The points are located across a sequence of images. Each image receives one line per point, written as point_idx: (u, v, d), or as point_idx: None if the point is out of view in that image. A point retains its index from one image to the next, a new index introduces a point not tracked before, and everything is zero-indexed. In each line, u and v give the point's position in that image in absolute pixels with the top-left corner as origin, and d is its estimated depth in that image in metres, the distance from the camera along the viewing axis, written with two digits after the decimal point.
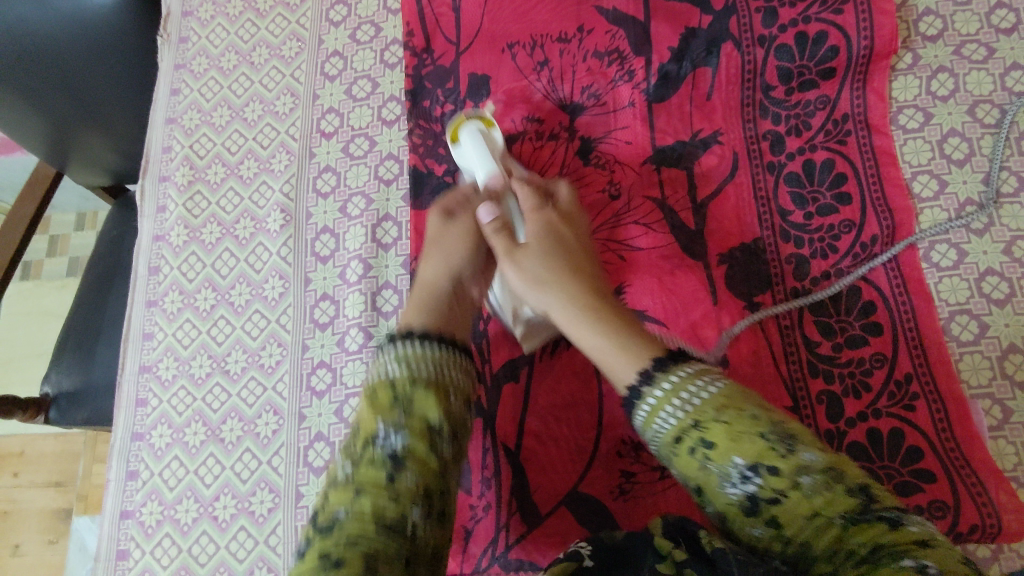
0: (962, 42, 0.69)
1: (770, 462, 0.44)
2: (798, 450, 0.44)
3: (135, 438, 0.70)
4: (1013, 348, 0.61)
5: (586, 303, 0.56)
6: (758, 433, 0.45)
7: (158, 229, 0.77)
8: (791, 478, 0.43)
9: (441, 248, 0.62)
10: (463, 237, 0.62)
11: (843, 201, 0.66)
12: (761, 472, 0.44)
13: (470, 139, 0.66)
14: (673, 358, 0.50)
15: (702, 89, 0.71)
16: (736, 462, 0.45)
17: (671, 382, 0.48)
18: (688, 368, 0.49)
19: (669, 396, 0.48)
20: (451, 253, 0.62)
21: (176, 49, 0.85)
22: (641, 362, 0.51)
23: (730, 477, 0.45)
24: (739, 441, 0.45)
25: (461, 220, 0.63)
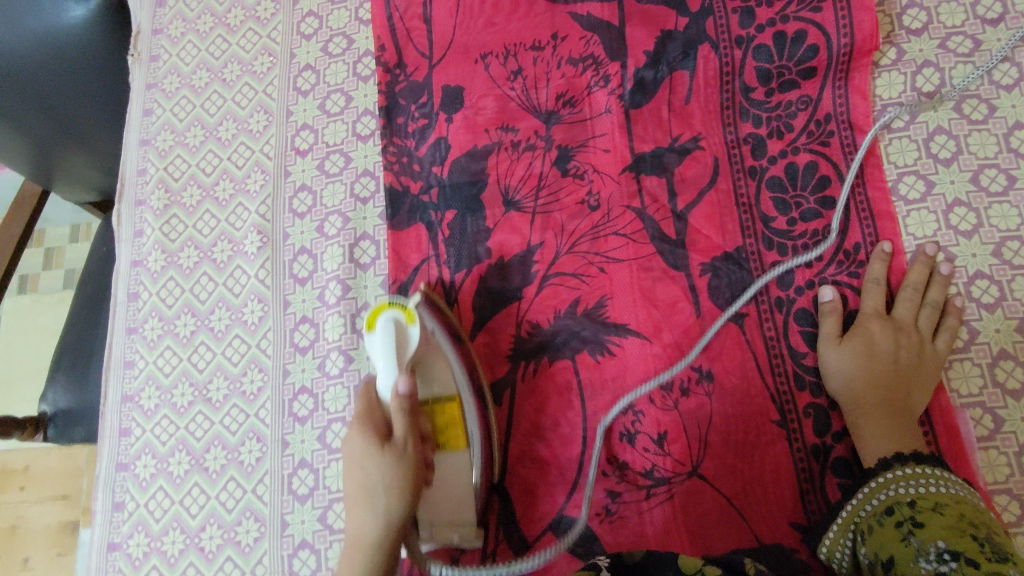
0: (947, 34, 0.67)
1: (975, 555, 0.46)
2: (1008, 562, 0.46)
3: (120, 468, 0.70)
4: (1004, 355, 0.60)
5: (882, 407, 0.58)
6: (970, 534, 0.48)
7: (136, 254, 0.77)
8: (986, 570, 0.45)
9: (372, 496, 0.53)
10: (392, 498, 0.53)
11: (828, 205, 0.65)
12: (961, 558, 0.46)
13: (383, 346, 0.57)
14: (883, 465, 0.55)
15: (679, 93, 0.69)
16: (938, 543, 0.48)
17: (870, 487, 0.54)
18: (896, 472, 0.54)
19: (870, 496, 0.54)
20: (384, 508, 0.53)
21: (147, 68, 0.83)
22: (903, 447, 0.56)
23: (928, 555, 0.48)
24: (952, 533, 0.48)
25: (390, 453, 0.54)
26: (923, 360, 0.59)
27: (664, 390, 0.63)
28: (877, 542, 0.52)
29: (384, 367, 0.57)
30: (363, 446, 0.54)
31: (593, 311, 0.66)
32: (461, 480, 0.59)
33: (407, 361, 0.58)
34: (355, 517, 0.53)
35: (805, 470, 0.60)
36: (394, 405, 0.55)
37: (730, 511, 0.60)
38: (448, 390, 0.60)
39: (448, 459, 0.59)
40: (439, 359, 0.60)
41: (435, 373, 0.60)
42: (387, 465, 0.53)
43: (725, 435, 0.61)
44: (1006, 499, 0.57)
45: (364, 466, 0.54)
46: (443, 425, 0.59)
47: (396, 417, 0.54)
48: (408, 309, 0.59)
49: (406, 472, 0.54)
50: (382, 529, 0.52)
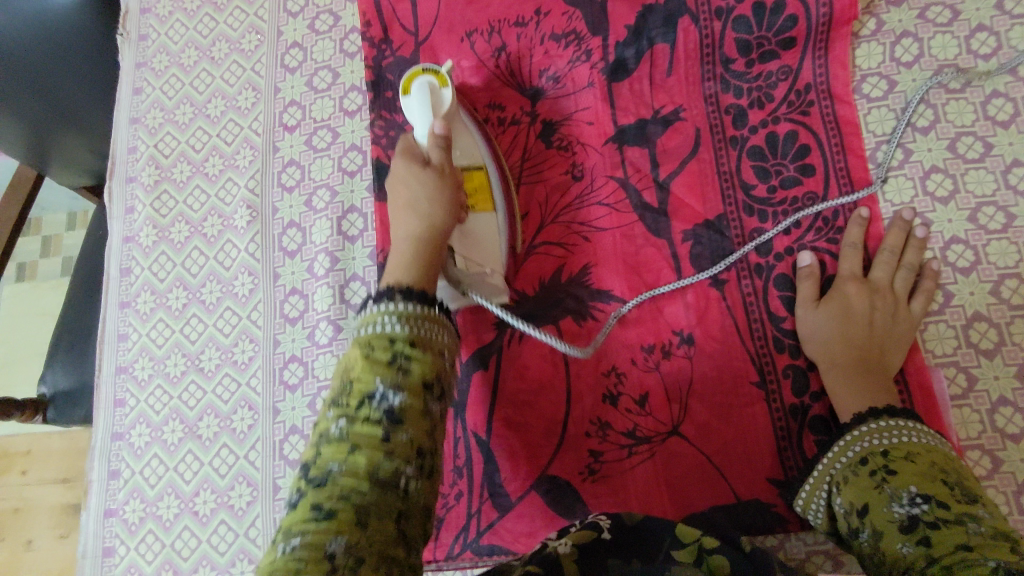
0: (926, 5, 0.67)
1: (946, 498, 0.47)
2: (977, 502, 0.47)
3: (115, 438, 0.71)
4: (978, 316, 0.61)
5: (856, 365, 0.59)
6: (940, 479, 0.49)
7: (128, 230, 0.78)
8: (956, 511, 0.46)
9: (418, 201, 0.56)
10: (436, 216, 0.55)
11: (807, 173, 0.66)
12: (932, 501, 0.47)
13: (419, 100, 0.62)
14: (860, 419, 0.56)
15: (661, 65, 0.70)
16: (910, 489, 0.49)
17: (845, 439, 0.56)
18: (872, 422, 0.55)
19: (845, 449, 0.55)
20: (429, 211, 0.55)
21: (137, 47, 0.84)
22: (877, 403, 0.57)
23: (901, 499, 0.49)
24: (923, 479, 0.49)
25: (432, 175, 0.57)
26: (898, 321, 0.61)
27: (646, 353, 0.64)
28: (850, 491, 0.52)
29: (424, 123, 0.62)
30: (405, 171, 0.57)
31: (577, 277, 0.67)
32: (491, 233, 0.63)
33: (444, 113, 0.62)
34: (400, 222, 0.56)
35: (783, 428, 0.61)
36: (432, 142, 0.58)
37: (710, 468, 0.61)
38: (475, 158, 0.64)
39: (478, 214, 0.63)
40: (465, 133, 0.64)
41: (463, 143, 0.64)
42: (429, 182, 0.56)
43: (705, 396, 0.63)
44: (979, 455, 0.58)
45: (409, 183, 0.57)
46: (472, 188, 0.63)
47: (433, 151, 0.58)
48: (440, 75, 0.63)
49: (447, 185, 0.57)
50: (429, 225, 0.55)
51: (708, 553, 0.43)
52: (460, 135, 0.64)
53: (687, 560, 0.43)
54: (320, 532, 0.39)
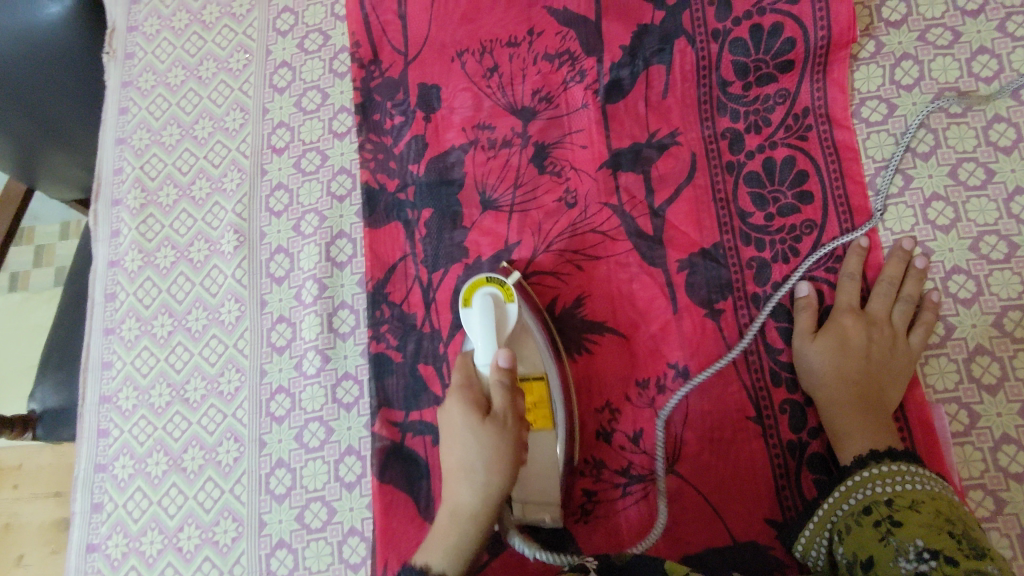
0: (927, 26, 0.66)
1: (953, 553, 0.45)
2: (986, 558, 0.44)
3: (98, 470, 0.70)
4: (981, 350, 0.59)
5: (856, 403, 0.57)
6: (946, 532, 0.47)
7: (113, 254, 0.76)
8: (966, 568, 0.43)
9: (472, 469, 0.53)
10: (490, 497, 0.52)
11: (805, 200, 0.64)
12: (940, 556, 0.45)
13: (481, 317, 0.57)
14: (862, 462, 0.54)
15: (655, 88, 0.68)
16: (916, 542, 0.47)
17: (845, 487, 0.54)
18: (875, 468, 0.53)
19: (846, 496, 0.54)
20: (486, 478, 0.52)
21: (122, 66, 0.82)
22: (877, 443, 0.55)
23: (906, 553, 0.46)
24: (929, 532, 0.47)
25: (490, 424, 0.53)
26: (897, 356, 0.59)
27: (640, 388, 0.63)
28: (855, 542, 0.51)
29: (483, 345, 0.56)
30: (462, 415, 0.54)
31: (571, 308, 0.66)
32: (552, 460, 0.58)
33: (507, 335, 0.58)
34: (454, 488, 0.53)
35: (780, 466, 0.60)
36: (493, 379, 0.54)
37: (706, 507, 0.59)
38: (537, 368, 0.59)
39: (538, 437, 0.58)
40: (529, 344, 0.60)
41: (525, 353, 0.60)
42: (485, 440, 0.53)
43: (701, 431, 0.61)
44: (982, 494, 0.57)
45: (465, 440, 0.53)
46: (532, 404, 0.58)
47: (494, 391, 0.54)
48: (505, 286, 0.59)
49: (506, 436, 0.53)
50: (482, 510, 0.52)
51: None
52: (522, 347, 0.60)
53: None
54: None
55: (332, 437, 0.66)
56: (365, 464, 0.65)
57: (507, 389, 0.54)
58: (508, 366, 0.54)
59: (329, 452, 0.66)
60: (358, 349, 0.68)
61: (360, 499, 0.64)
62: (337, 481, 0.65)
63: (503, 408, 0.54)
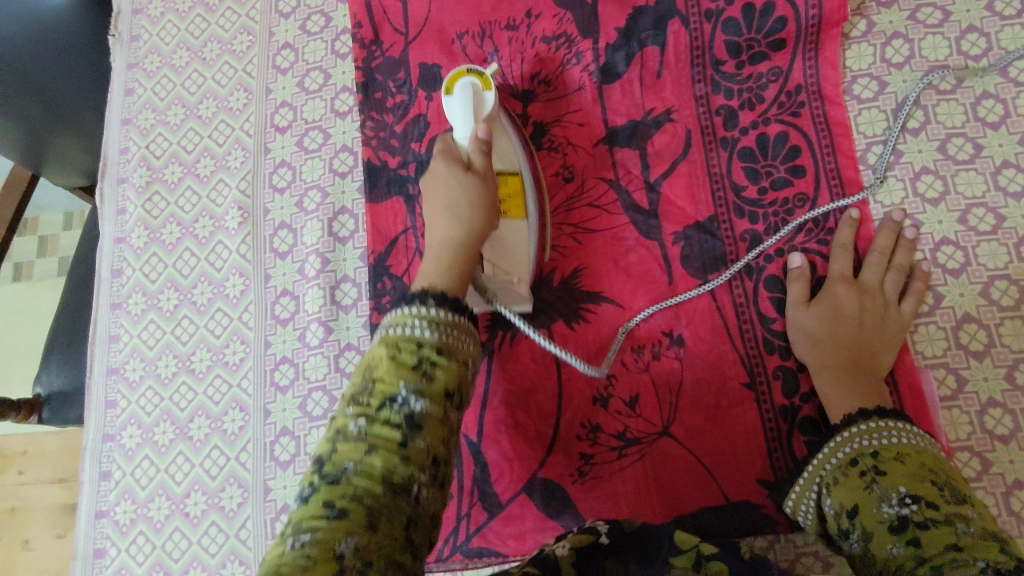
0: (917, 6, 0.67)
1: (935, 499, 0.47)
2: (966, 504, 0.47)
3: (106, 439, 0.71)
4: (968, 318, 0.61)
5: (847, 367, 0.59)
6: (929, 480, 0.49)
7: (119, 231, 0.78)
8: (946, 512, 0.46)
9: (455, 209, 0.56)
10: (473, 222, 0.56)
11: (797, 174, 0.66)
12: (921, 502, 0.47)
13: (459, 102, 0.60)
14: (850, 420, 0.56)
15: (651, 66, 0.70)
16: (899, 489, 0.49)
17: (834, 442, 0.55)
18: (863, 424, 0.55)
19: (835, 451, 0.55)
20: (468, 219, 0.56)
21: (128, 48, 0.84)
22: (867, 404, 0.56)
23: (889, 499, 0.49)
24: (912, 479, 0.49)
25: (471, 178, 0.57)
26: (888, 322, 0.61)
27: (636, 354, 0.64)
28: (840, 492, 0.52)
29: (462, 124, 0.60)
30: (447, 175, 0.57)
31: (569, 278, 0.67)
32: (522, 241, 0.62)
33: (485, 118, 0.61)
34: (437, 228, 0.56)
35: (773, 430, 0.61)
36: (473, 148, 0.58)
37: (701, 470, 0.61)
38: (513, 163, 0.63)
39: (511, 221, 0.61)
40: (505, 139, 0.63)
41: (501, 146, 0.63)
42: (467, 184, 0.57)
43: (695, 397, 0.63)
44: (968, 456, 0.58)
45: (448, 184, 0.57)
46: (506, 193, 0.62)
47: (475, 158, 0.58)
48: (483, 76, 0.62)
49: (486, 190, 0.57)
50: (465, 235, 0.55)
51: (706, 559, 0.43)
52: (499, 138, 0.63)
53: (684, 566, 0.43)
54: (338, 530, 0.38)
55: (335, 406, 0.68)
56: None
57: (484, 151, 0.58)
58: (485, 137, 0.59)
59: None
60: (360, 320, 0.69)
61: None
62: None
63: (480, 163, 0.58)
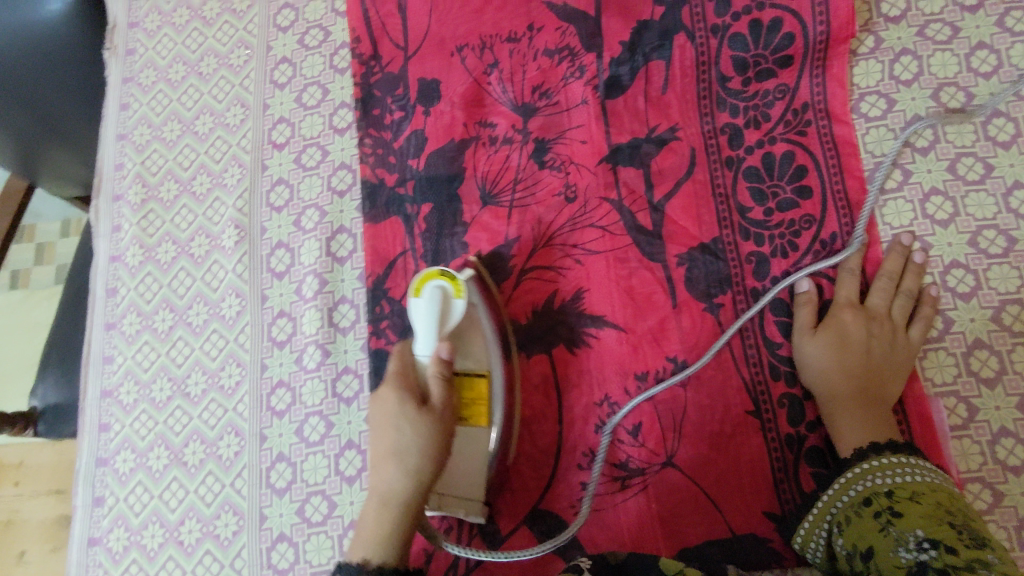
0: (926, 22, 0.66)
1: (953, 542, 0.45)
2: (987, 549, 0.44)
3: (100, 464, 0.70)
4: (979, 344, 0.60)
5: (856, 397, 0.57)
6: (947, 523, 0.47)
7: (114, 249, 0.76)
8: (966, 556, 0.44)
9: (403, 455, 0.53)
10: (417, 484, 0.53)
11: (804, 195, 0.64)
12: (940, 546, 0.45)
13: (426, 309, 0.58)
14: (862, 455, 0.54)
15: (655, 83, 0.69)
16: (916, 532, 0.47)
17: (844, 480, 0.55)
18: (877, 460, 0.54)
19: (846, 489, 0.54)
20: (413, 465, 0.53)
21: (124, 63, 0.82)
22: (877, 438, 0.55)
23: (906, 543, 0.47)
24: (929, 523, 0.47)
25: (424, 416, 0.54)
26: (896, 351, 0.59)
27: (639, 381, 0.63)
28: (853, 532, 0.51)
29: (426, 334, 0.57)
30: (396, 408, 0.54)
31: (571, 302, 0.66)
32: (479, 456, 0.59)
33: (450, 330, 0.58)
34: (382, 472, 0.53)
35: (779, 460, 0.60)
36: (432, 376, 0.55)
37: (705, 501, 0.60)
38: (480, 367, 0.59)
39: (469, 432, 0.59)
40: (477, 337, 0.60)
41: (473, 350, 0.60)
42: (418, 432, 0.53)
43: (699, 424, 0.61)
44: (980, 487, 0.57)
45: (396, 423, 0.54)
46: (469, 401, 0.59)
47: (432, 387, 0.55)
48: (455, 280, 0.59)
49: (438, 438, 0.53)
50: (406, 500, 0.52)
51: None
52: (470, 348, 0.60)
53: None
54: None
55: (332, 431, 0.66)
56: (364, 458, 0.65)
57: (443, 384, 0.55)
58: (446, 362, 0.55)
59: (330, 446, 0.66)
60: (359, 343, 0.68)
61: (360, 492, 0.64)
62: (337, 475, 0.65)
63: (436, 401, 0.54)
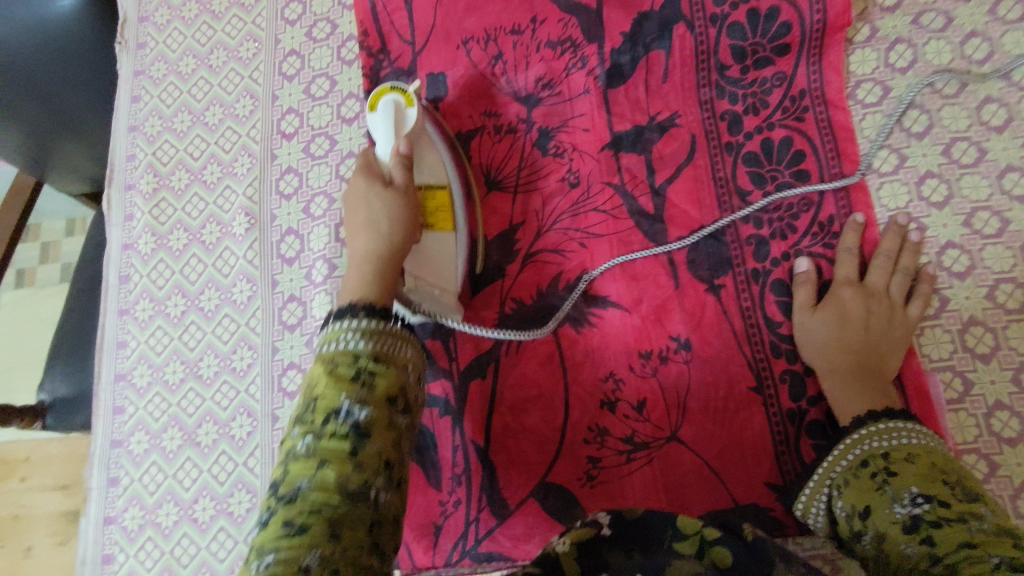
0: (920, 11, 0.68)
1: (946, 498, 0.48)
2: (979, 501, 0.47)
3: (114, 445, 0.71)
4: (974, 321, 0.61)
5: (855, 370, 0.59)
6: (941, 480, 0.49)
7: (127, 237, 0.78)
8: (958, 510, 0.47)
9: (376, 222, 0.57)
10: (393, 238, 0.56)
11: (802, 179, 0.66)
12: (934, 501, 0.48)
13: (381, 121, 0.62)
14: (861, 422, 0.56)
15: (656, 72, 0.70)
16: (911, 489, 0.49)
17: (844, 444, 0.56)
18: (878, 425, 0.55)
19: (845, 452, 0.55)
20: (382, 223, 0.57)
21: (134, 56, 0.84)
22: (875, 405, 0.57)
23: (901, 500, 0.49)
24: (924, 480, 0.50)
25: (391, 192, 0.58)
26: (894, 325, 0.61)
27: (643, 359, 0.64)
28: (851, 494, 0.53)
29: (385, 140, 0.62)
30: (365, 192, 0.58)
31: (575, 283, 0.68)
32: (448, 250, 0.63)
33: (406, 133, 0.62)
34: (357, 240, 0.57)
35: (781, 433, 0.61)
36: (394, 164, 0.59)
37: (710, 474, 0.61)
38: (439, 177, 0.63)
39: (436, 233, 0.63)
40: (432, 152, 0.64)
41: (428, 159, 0.63)
42: (387, 202, 0.57)
43: (702, 399, 0.63)
44: (976, 458, 0.59)
45: (369, 202, 0.58)
46: (433, 207, 0.63)
47: (395, 173, 0.59)
48: (407, 93, 0.62)
49: (406, 207, 0.58)
50: (384, 249, 0.56)
51: (710, 544, 0.42)
52: (426, 155, 0.63)
53: (689, 552, 0.43)
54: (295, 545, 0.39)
55: None
56: None
57: (405, 168, 0.59)
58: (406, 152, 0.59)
59: None
60: None
61: None
62: None
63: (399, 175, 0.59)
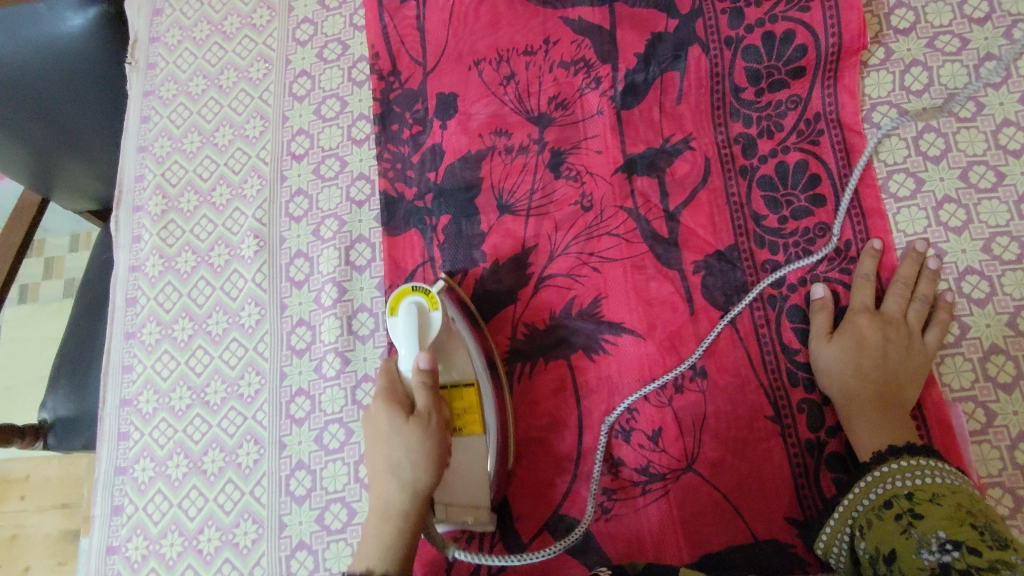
0: (935, 34, 0.67)
1: (977, 544, 0.45)
2: (1011, 549, 0.45)
3: (119, 472, 0.70)
4: (996, 349, 0.60)
5: (876, 403, 0.58)
6: (970, 523, 0.47)
7: (134, 259, 0.77)
8: (989, 558, 0.44)
9: (399, 468, 0.54)
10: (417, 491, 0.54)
11: (818, 203, 0.65)
12: (963, 547, 0.45)
13: (402, 328, 0.57)
14: (880, 458, 0.55)
15: (671, 94, 0.70)
16: (938, 533, 0.47)
17: (869, 481, 0.55)
18: (901, 462, 0.54)
19: (869, 491, 0.54)
20: (408, 473, 0.54)
21: (144, 77, 0.83)
22: (896, 440, 0.56)
23: (929, 545, 0.47)
24: (952, 523, 0.47)
25: (412, 423, 0.54)
26: (913, 356, 0.60)
27: (658, 387, 0.63)
28: (875, 536, 0.52)
29: (406, 351, 0.57)
30: (388, 422, 0.55)
31: (589, 309, 0.66)
32: (478, 465, 0.59)
33: (430, 343, 0.58)
34: (382, 488, 0.54)
35: (800, 464, 0.60)
36: (416, 385, 0.55)
37: (727, 506, 0.60)
38: (467, 373, 0.60)
39: (466, 442, 0.59)
40: (460, 347, 0.60)
41: (456, 359, 0.60)
42: (413, 441, 0.54)
43: (719, 429, 0.62)
44: (1000, 492, 0.57)
45: (392, 437, 0.55)
46: (461, 410, 0.59)
47: (419, 395, 0.55)
48: (430, 294, 0.59)
49: (430, 446, 0.54)
50: (409, 512, 0.54)
51: None
52: (453, 352, 0.60)
53: None
54: None
55: (352, 438, 0.67)
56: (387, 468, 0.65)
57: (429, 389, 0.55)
58: (428, 368, 0.55)
59: (350, 453, 0.66)
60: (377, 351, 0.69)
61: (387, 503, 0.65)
62: (356, 483, 0.66)
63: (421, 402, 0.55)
